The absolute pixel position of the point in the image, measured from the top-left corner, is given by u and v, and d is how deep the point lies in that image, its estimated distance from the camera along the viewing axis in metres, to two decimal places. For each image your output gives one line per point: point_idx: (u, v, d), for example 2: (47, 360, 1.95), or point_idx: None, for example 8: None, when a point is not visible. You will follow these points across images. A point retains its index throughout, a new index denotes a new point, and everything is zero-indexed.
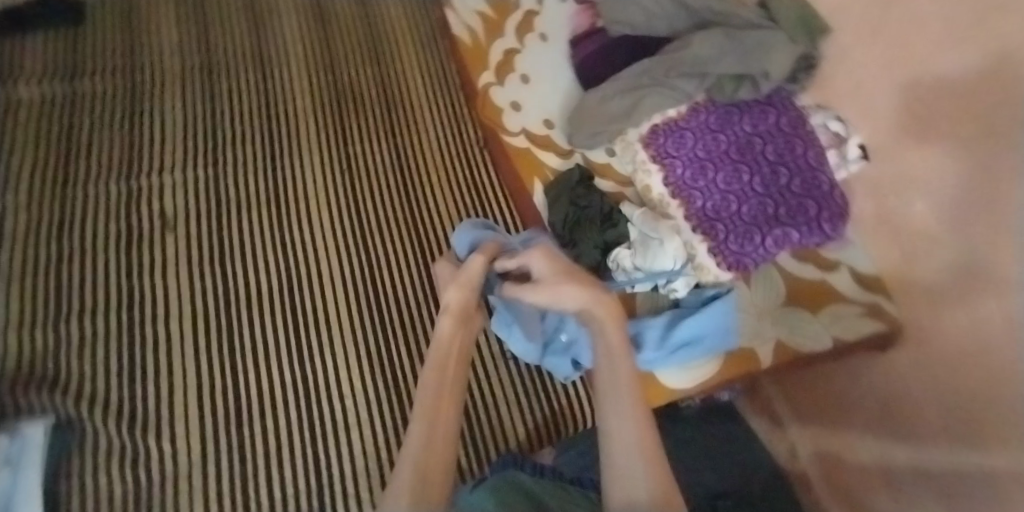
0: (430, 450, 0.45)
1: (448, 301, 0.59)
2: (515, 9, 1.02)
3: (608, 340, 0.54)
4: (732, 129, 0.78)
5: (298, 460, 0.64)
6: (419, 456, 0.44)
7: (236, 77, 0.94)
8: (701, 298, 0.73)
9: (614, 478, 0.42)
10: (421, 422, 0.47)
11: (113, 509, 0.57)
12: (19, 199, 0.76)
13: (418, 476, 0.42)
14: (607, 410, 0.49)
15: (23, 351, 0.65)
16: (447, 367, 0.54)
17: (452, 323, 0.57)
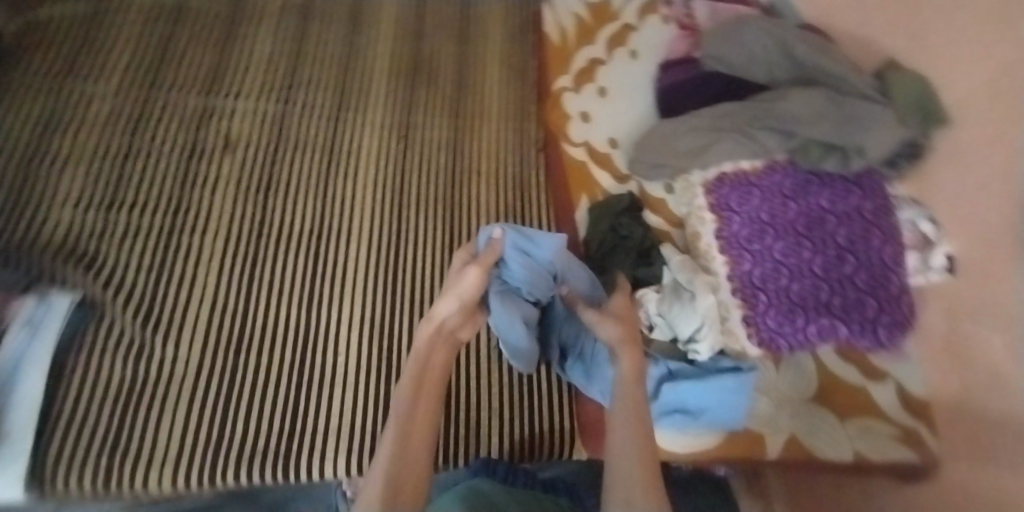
0: (402, 468, 0.43)
1: (437, 312, 0.57)
2: (614, 19, 0.98)
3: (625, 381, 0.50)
4: (807, 199, 0.70)
5: (277, 400, 0.65)
6: (389, 472, 0.41)
7: (328, 22, 0.96)
8: (717, 367, 0.68)
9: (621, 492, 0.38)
10: (391, 443, 0.44)
11: (106, 391, 0.62)
12: (111, 91, 0.82)
13: (389, 487, 0.40)
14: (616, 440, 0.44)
15: (74, 228, 0.71)
16: (423, 383, 0.52)
17: (429, 340, 0.56)
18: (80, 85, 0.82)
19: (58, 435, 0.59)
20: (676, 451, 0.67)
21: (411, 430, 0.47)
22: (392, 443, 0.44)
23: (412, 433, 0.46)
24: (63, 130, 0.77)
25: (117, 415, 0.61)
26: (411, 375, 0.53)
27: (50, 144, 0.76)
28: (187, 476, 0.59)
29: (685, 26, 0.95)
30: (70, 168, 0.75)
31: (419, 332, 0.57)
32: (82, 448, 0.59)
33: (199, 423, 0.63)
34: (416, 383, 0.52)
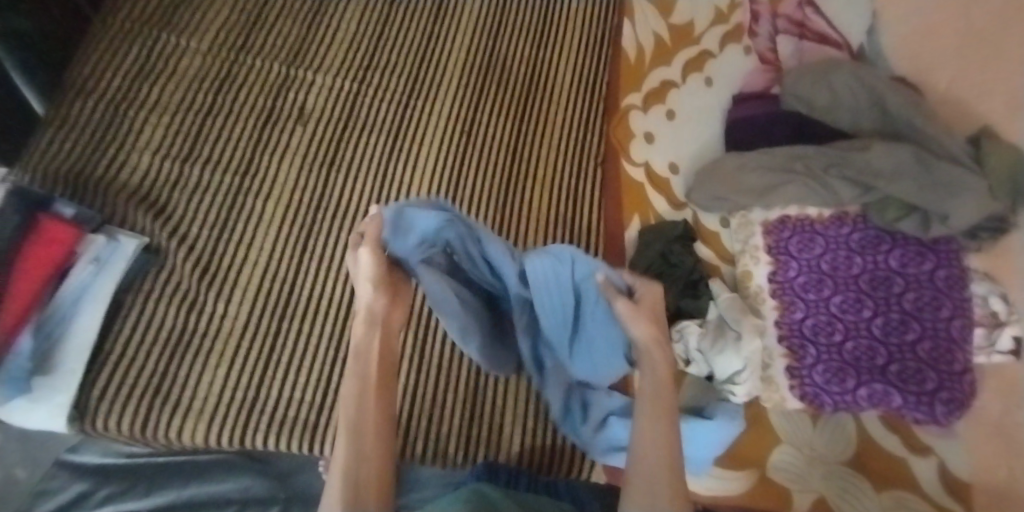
0: (362, 465, 0.42)
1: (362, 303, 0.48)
2: (694, 43, 0.97)
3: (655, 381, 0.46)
4: (875, 258, 0.68)
5: (314, 371, 0.68)
6: (347, 472, 0.41)
7: (415, 4, 0.95)
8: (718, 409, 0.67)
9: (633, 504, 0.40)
10: (344, 432, 0.43)
11: (162, 335, 0.67)
12: (200, 47, 0.84)
13: (350, 489, 0.40)
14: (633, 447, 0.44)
15: (150, 175, 0.74)
16: (372, 364, 0.46)
17: (367, 328, 0.47)
18: (173, 37, 0.84)
19: (111, 369, 0.64)
20: (702, 494, 0.67)
21: (362, 416, 0.43)
22: (348, 442, 0.42)
23: (368, 423, 0.43)
24: (152, 80, 0.80)
25: (166, 361, 0.66)
26: (359, 355, 0.46)
27: (139, 92, 0.79)
28: (222, 430, 0.63)
29: (765, 61, 0.94)
30: (152, 116, 0.77)
31: (354, 328, 0.48)
32: (131, 386, 0.64)
33: (241, 382, 0.66)
34: (375, 360, 0.47)
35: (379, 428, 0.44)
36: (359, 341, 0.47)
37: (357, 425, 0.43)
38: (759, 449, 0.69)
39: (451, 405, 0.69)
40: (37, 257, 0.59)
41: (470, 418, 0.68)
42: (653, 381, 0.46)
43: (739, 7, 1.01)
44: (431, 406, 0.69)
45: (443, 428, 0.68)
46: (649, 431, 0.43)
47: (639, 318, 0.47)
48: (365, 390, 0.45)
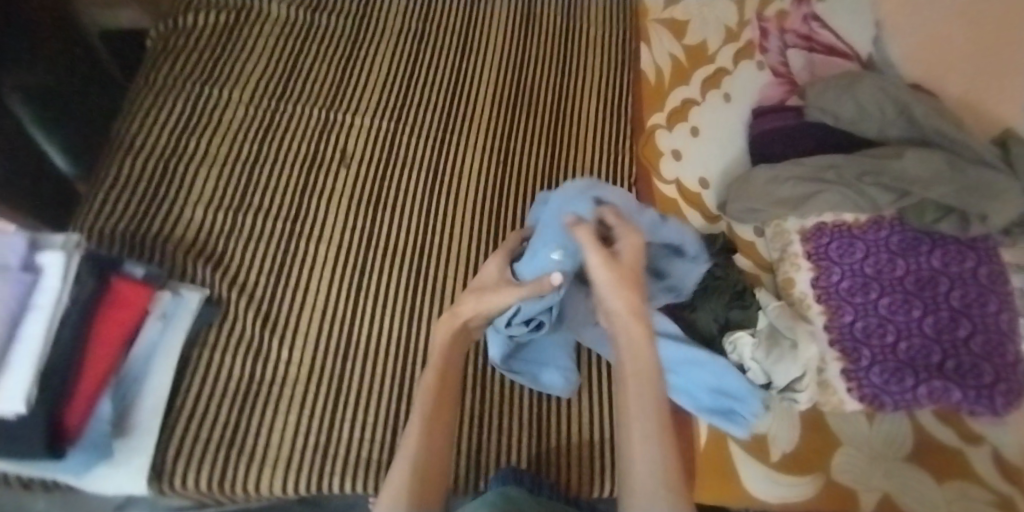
0: (430, 457, 0.47)
1: (459, 306, 0.56)
2: (710, 62, 1.01)
3: (636, 359, 0.50)
4: (917, 260, 0.72)
5: (383, 409, 0.68)
6: (415, 465, 0.46)
7: (439, 43, 0.99)
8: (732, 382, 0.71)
9: (635, 488, 0.42)
10: (416, 428, 0.49)
11: (230, 384, 0.68)
12: (241, 99, 0.87)
13: (416, 479, 0.45)
14: (630, 429, 0.46)
15: (205, 227, 0.76)
16: (448, 372, 0.54)
17: (449, 330, 0.56)
18: (214, 91, 0.86)
19: (183, 424, 0.65)
20: (763, 497, 0.67)
21: (437, 418, 0.50)
22: (418, 438, 0.48)
23: (438, 418, 0.50)
24: (198, 133, 0.83)
25: (233, 411, 0.66)
26: (436, 362, 0.54)
27: (186, 146, 0.81)
28: (297, 477, 0.64)
29: (778, 74, 0.98)
30: (202, 170, 0.80)
31: (436, 332, 0.56)
32: (204, 440, 0.64)
33: (311, 427, 0.67)
34: (440, 371, 0.53)
35: (439, 432, 0.49)
36: (436, 349, 0.55)
37: (427, 425, 0.49)
38: (820, 452, 0.70)
39: (518, 432, 0.70)
40: (114, 319, 0.59)
41: (538, 442, 0.70)
42: (633, 353, 0.50)
43: (748, 24, 1.05)
44: (498, 435, 0.70)
45: (513, 456, 0.69)
46: (641, 412, 0.47)
47: (619, 287, 0.54)
48: (432, 398, 0.51)
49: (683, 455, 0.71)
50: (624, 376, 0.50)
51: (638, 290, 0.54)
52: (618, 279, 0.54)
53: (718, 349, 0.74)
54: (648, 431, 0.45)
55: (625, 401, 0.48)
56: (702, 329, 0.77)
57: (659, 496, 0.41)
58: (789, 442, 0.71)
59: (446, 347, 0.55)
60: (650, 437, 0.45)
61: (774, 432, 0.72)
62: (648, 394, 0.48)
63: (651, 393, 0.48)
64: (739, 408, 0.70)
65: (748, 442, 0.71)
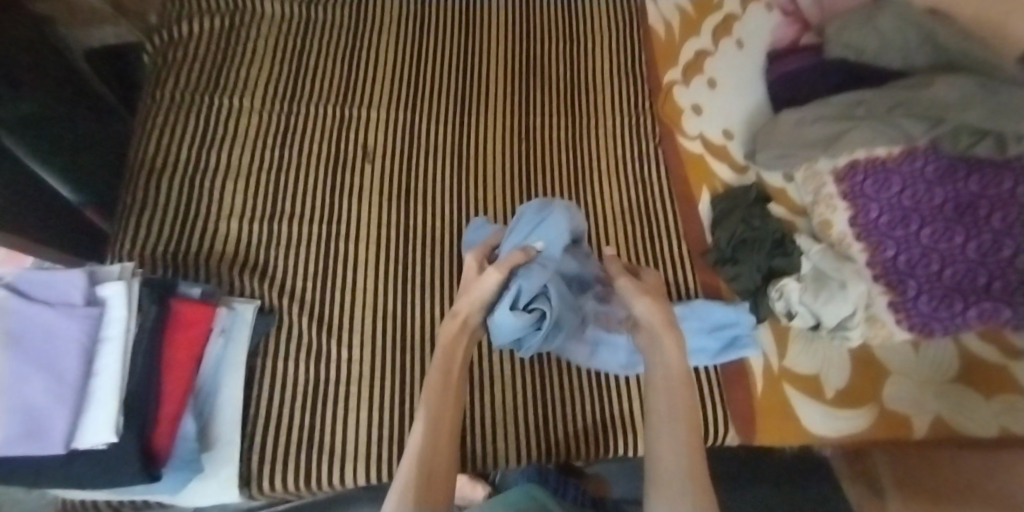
0: (434, 458, 0.44)
1: (458, 305, 0.57)
2: (717, 9, 0.99)
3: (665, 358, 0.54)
4: (954, 186, 0.72)
5: None
6: (422, 463, 0.43)
7: (442, 24, 0.97)
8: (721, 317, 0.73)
9: (655, 482, 0.43)
10: (422, 429, 0.46)
11: (296, 389, 0.69)
12: (254, 105, 0.85)
13: (422, 481, 0.41)
14: (654, 430, 0.48)
15: (242, 239, 0.76)
16: (452, 371, 0.52)
17: (456, 326, 0.56)
18: (226, 100, 0.85)
19: (260, 433, 0.65)
20: (822, 434, 0.69)
21: (442, 415, 0.47)
22: (423, 439, 0.45)
23: (446, 414, 0.48)
24: (217, 145, 0.81)
25: (306, 414, 0.67)
26: (439, 365, 0.52)
27: (206, 160, 0.80)
28: (378, 470, 0.65)
29: (788, 13, 0.97)
30: (229, 182, 0.79)
31: (442, 328, 0.56)
32: (282, 446, 0.65)
33: (383, 419, 0.68)
34: (441, 379, 0.51)
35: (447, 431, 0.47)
36: (444, 347, 0.54)
37: (433, 426, 0.46)
38: (871, 384, 0.72)
39: (581, 402, 0.71)
40: (182, 341, 0.59)
41: (603, 409, 0.70)
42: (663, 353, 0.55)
43: None
44: (561, 405, 0.71)
45: (582, 424, 0.70)
46: (667, 410, 0.49)
47: (646, 297, 0.59)
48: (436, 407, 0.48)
49: (741, 404, 0.71)
50: (651, 379, 0.53)
51: (665, 305, 0.59)
52: (641, 289, 0.60)
53: (763, 298, 0.74)
54: (674, 429, 0.47)
55: (652, 397, 0.51)
56: (746, 282, 0.76)
57: (685, 486, 0.41)
58: (840, 378, 0.72)
59: (450, 348, 0.54)
60: (677, 434, 0.46)
61: (825, 371, 0.73)
62: (674, 393, 0.50)
63: (680, 395, 0.50)
64: (739, 332, 0.72)
65: (801, 383, 0.72)
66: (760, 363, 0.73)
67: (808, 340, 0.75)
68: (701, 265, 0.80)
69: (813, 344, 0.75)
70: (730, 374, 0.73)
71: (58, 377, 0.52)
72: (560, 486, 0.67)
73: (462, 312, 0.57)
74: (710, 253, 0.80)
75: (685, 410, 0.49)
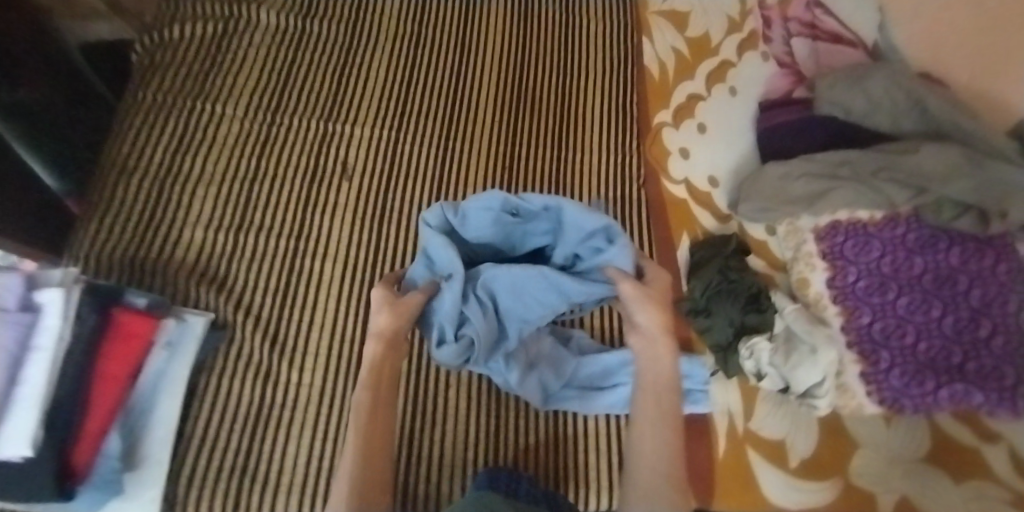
0: (368, 468, 0.48)
1: (377, 325, 0.57)
2: (713, 54, 0.99)
3: (659, 362, 0.56)
4: (933, 257, 0.71)
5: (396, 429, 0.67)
6: (355, 477, 0.47)
7: (437, 48, 0.96)
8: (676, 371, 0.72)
9: (638, 479, 0.50)
10: (355, 441, 0.50)
11: (240, 411, 0.66)
12: (236, 112, 0.84)
13: (357, 489, 0.46)
14: (642, 424, 0.53)
15: (205, 248, 0.74)
16: (380, 387, 0.55)
17: (382, 347, 0.57)
18: (207, 106, 0.84)
19: (196, 454, 0.63)
20: (778, 502, 0.65)
21: (374, 425, 0.52)
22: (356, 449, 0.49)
23: (375, 433, 0.51)
24: (192, 150, 0.80)
25: (247, 438, 0.65)
26: (369, 381, 0.54)
27: (179, 165, 0.79)
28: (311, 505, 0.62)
29: (783, 64, 0.96)
30: (198, 189, 0.78)
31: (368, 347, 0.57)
32: (215, 471, 0.62)
33: (326, 450, 0.65)
34: (367, 396, 0.53)
35: (376, 449, 0.50)
36: (370, 363, 0.56)
37: (363, 449, 0.49)
38: (837, 457, 0.68)
39: (535, 452, 0.68)
40: (119, 352, 0.57)
41: (557, 459, 0.67)
42: (657, 355, 0.57)
43: (750, 14, 1.03)
44: (513, 451, 0.68)
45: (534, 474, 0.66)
46: (653, 406, 0.54)
47: (648, 302, 0.58)
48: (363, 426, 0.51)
49: (700, 461, 0.68)
50: (642, 380, 0.56)
51: (663, 307, 0.58)
52: (646, 294, 0.58)
53: (733, 355, 0.71)
54: (661, 430, 0.52)
55: (641, 397, 0.55)
56: (718, 336, 0.73)
57: (662, 498, 0.48)
58: (806, 445, 0.69)
59: (376, 366, 0.56)
60: (661, 441, 0.52)
61: (791, 436, 0.70)
62: (664, 396, 0.54)
63: (669, 395, 0.54)
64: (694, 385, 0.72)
65: (765, 448, 0.69)
66: (724, 422, 0.71)
67: (776, 404, 0.72)
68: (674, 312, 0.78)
69: (783, 407, 0.72)
70: (695, 430, 0.70)
71: None
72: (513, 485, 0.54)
73: (385, 332, 0.57)
74: (684, 302, 0.77)
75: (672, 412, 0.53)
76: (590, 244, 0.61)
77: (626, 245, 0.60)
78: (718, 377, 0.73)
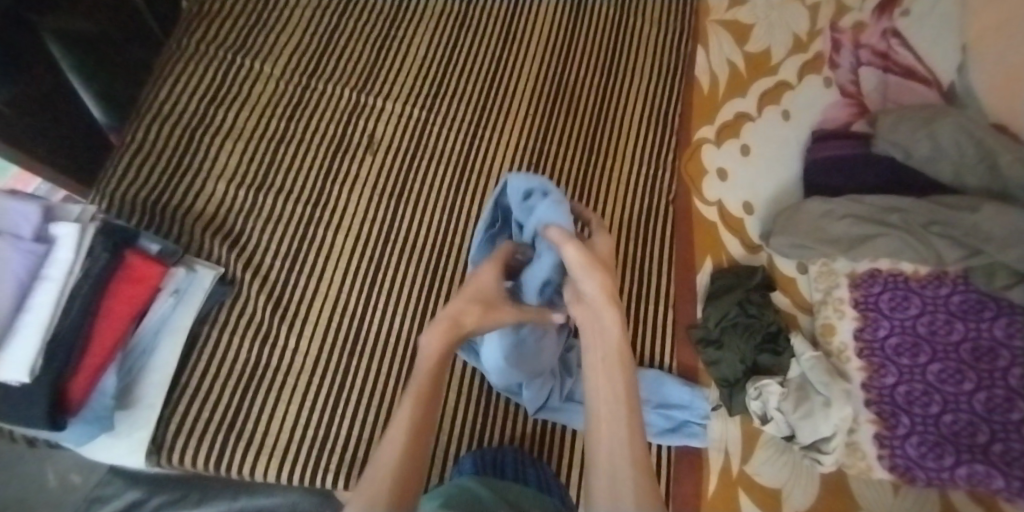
0: (405, 473, 0.41)
1: (459, 314, 0.51)
2: (771, 74, 0.94)
3: (608, 343, 0.48)
4: (976, 326, 0.66)
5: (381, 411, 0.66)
6: (392, 479, 0.40)
7: (481, 31, 0.94)
8: (672, 399, 0.70)
9: (597, 478, 0.41)
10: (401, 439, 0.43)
11: (235, 367, 0.67)
12: (274, 72, 0.84)
13: (395, 493, 0.39)
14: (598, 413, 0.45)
15: (226, 203, 0.75)
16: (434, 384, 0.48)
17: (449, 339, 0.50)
18: (247, 62, 0.84)
19: (185, 402, 0.64)
20: None
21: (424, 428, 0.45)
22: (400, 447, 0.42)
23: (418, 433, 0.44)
24: (226, 104, 0.81)
25: (238, 395, 0.66)
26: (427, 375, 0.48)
27: (212, 117, 0.80)
28: (288, 472, 0.62)
29: (847, 93, 0.91)
30: (227, 143, 0.78)
31: (435, 331, 0.49)
32: (202, 422, 0.64)
33: (311, 420, 0.65)
34: (426, 388, 0.47)
35: (417, 451, 0.43)
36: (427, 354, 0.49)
37: (408, 451, 0.42)
38: None
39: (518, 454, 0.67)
40: (125, 294, 0.58)
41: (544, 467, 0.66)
42: (604, 333, 0.49)
43: (820, 34, 0.97)
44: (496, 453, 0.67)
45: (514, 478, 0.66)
46: (607, 388, 0.46)
47: (590, 270, 0.51)
48: (416, 417, 0.45)
49: (687, 500, 0.66)
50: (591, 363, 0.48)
51: (607, 272, 0.52)
52: (589, 261, 0.51)
53: (740, 393, 0.68)
54: (616, 413, 0.44)
55: (592, 380, 0.47)
56: (724, 371, 0.70)
57: (626, 487, 0.39)
58: (802, 499, 0.65)
59: (440, 362, 0.49)
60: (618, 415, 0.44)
61: (788, 487, 0.65)
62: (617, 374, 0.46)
63: (620, 369, 0.47)
64: (689, 416, 0.69)
65: (758, 493, 0.65)
66: (719, 460, 0.68)
67: (777, 451, 0.68)
68: (683, 337, 0.75)
69: (784, 455, 0.68)
70: (686, 463, 0.68)
71: None
72: (500, 464, 0.61)
73: (461, 325, 0.51)
74: (696, 328, 0.74)
75: (627, 395, 0.46)
76: (527, 204, 0.59)
77: (558, 201, 0.56)
78: (720, 413, 0.70)
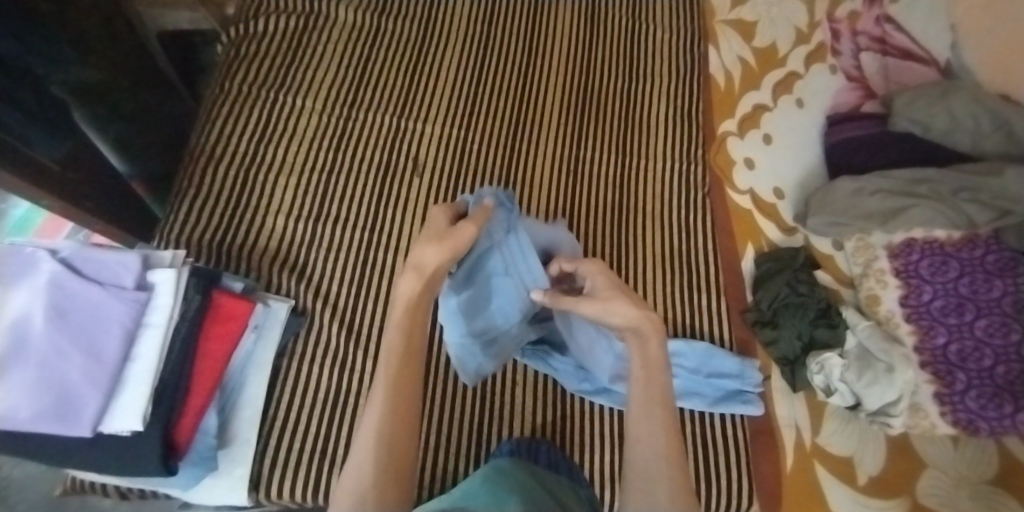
0: (393, 437, 0.45)
1: (420, 259, 0.51)
2: (780, 65, 0.99)
3: (648, 355, 0.52)
4: (1014, 281, 0.71)
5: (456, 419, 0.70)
6: (378, 448, 0.44)
7: (505, 48, 0.97)
8: (715, 368, 0.73)
9: (637, 478, 0.48)
10: (381, 403, 0.46)
11: (319, 395, 0.68)
12: (314, 106, 0.86)
13: (379, 463, 0.44)
14: (637, 416, 0.51)
15: (285, 236, 0.77)
16: (413, 337, 0.50)
17: (417, 283, 0.50)
18: (286, 98, 0.86)
19: (277, 434, 0.65)
20: None
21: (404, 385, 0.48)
22: (382, 413, 0.46)
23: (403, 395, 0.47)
24: (273, 140, 0.83)
25: (325, 421, 0.67)
26: (400, 336, 0.49)
27: (262, 154, 0.82)
28: None
29: (852, 78, 0.97)
30: (280, 179, 0.80)
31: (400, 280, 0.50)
32: (296, 451, 0.65)
33: None
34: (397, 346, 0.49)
35: (402, 408, 0.47)
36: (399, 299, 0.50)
37: (388, 417, 0.46)
38: (907, 476, 0.67)
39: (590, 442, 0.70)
40: (217, 334, 0.59)
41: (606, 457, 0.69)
42: (643, 345, 0.53)
43: (820, 25, 1.03)
44: (578, 450, 0.69)
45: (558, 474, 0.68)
46: (643, 393, 0.51)
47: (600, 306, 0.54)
48: (392, 376, 0.48)
49: (767, 476, 0.69)
50: (636, 375, 0.52)
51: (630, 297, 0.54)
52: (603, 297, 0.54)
53: (803, 368, 0.72)
54: (654, 415, 0.50)
55: (633, 390, 0.52)
56: (784, 349, 0.74)
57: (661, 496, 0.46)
58: (874, 464, 0.68)
59: (408, 308, 0.50)
60: (654, 421, 0.50)
61: (859, 455, 0.69)
62: (655, 383, 0.51)
63: (657, 376, 0.51)
64: (739, 385, 0.72)
65: (832, 463, 0.69)
66: (791, 435, 0.71)
67: (844, 420, 0.71)
68: (739, 323, 0.78)
69: (851, 424, 0.71)
70: (760, 443, 0.71)
71: (98, 360, 0.52)
72: (533, 453, 0.64)
73: (425, 267, 0.51)
74: (750, 312, 0.78)
75: (663, 399, 0.51)
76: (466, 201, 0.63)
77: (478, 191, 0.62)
78: (784, 392, 0.74)
